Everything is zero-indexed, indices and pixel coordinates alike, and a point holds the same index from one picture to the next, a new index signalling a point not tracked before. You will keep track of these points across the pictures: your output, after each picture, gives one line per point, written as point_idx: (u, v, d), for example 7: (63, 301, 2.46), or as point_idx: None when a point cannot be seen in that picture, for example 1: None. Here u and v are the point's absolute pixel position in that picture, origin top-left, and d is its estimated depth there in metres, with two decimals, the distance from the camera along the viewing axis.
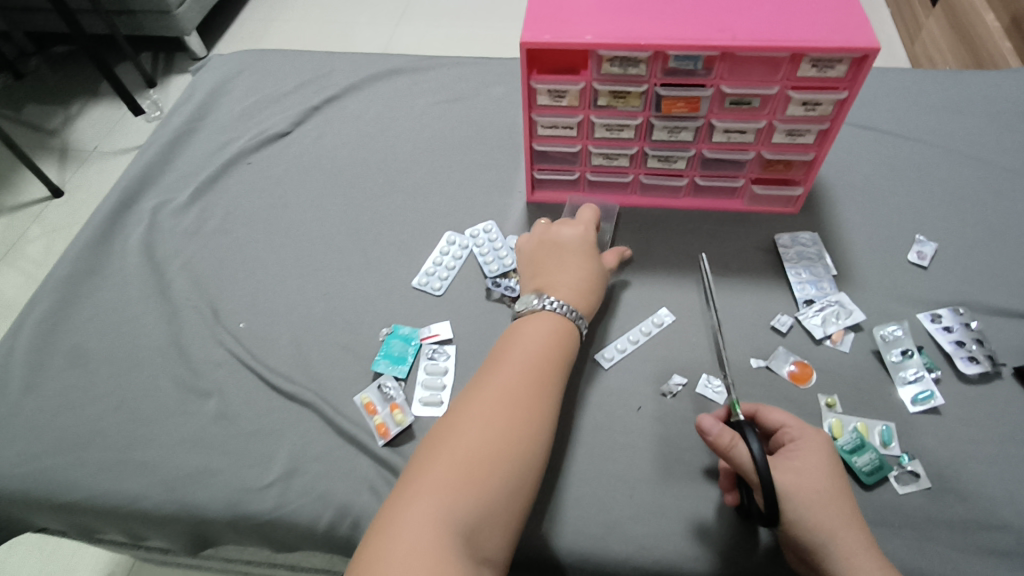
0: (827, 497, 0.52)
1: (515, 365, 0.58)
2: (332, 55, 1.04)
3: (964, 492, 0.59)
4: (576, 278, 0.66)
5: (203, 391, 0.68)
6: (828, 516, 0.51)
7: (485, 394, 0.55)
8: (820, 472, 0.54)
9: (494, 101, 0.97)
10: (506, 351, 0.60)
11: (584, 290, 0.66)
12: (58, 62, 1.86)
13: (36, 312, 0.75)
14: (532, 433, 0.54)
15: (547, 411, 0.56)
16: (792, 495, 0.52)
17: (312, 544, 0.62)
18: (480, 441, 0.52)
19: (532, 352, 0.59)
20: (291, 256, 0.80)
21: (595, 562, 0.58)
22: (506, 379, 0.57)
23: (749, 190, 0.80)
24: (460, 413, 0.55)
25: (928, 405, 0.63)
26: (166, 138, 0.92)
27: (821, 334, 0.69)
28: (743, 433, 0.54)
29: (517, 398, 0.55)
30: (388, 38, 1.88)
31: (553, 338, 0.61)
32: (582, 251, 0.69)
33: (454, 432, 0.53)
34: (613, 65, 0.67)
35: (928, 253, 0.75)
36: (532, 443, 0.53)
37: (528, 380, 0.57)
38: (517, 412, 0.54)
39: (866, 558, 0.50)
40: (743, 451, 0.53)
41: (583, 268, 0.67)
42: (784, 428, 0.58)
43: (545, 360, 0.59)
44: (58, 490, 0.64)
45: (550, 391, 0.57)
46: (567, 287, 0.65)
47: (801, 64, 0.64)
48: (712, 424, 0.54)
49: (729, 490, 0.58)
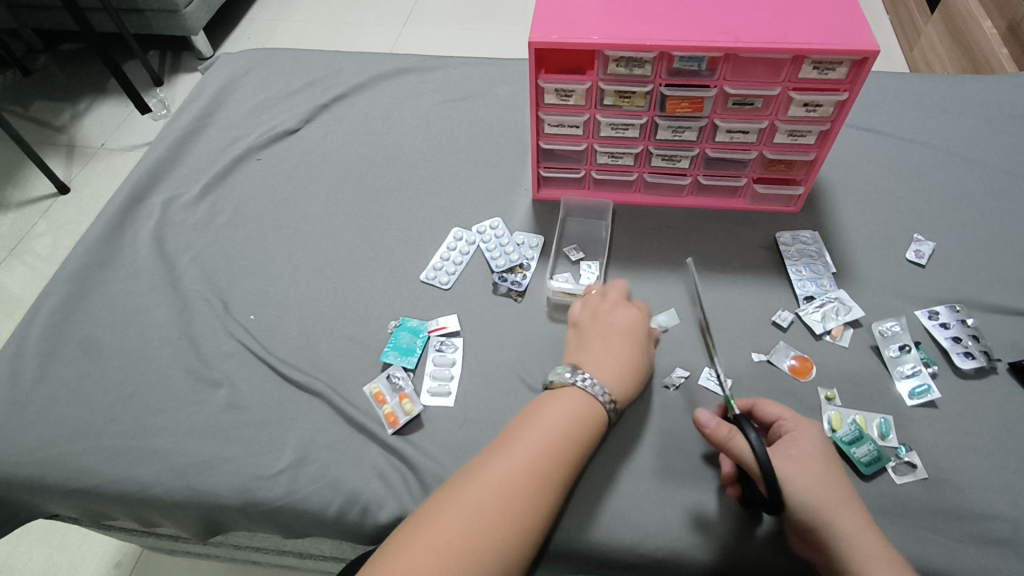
0: (824, 477, 0.54)
1: (531, 441, 0.55)
2: (341, 54, 1.06)
3: (959, 482, 0.60)
4: (628, 371, 0.62)
5: (213, 380, 0.70)
6: (827, 495, 0.53)
7: (489, 470, 0.53)
8: (816, 456, 0.56)
9: (501, 100, 0.99)
10: (528, 427, 0.56)
11: (628, 374, 0.62)
12: (66, 60, 1.88)
13: (49, 303, 0.76)
14: (527, 515, 0.51)
15: (547, 496, 0.53)
16: (791, 478, 0.54)
17: (321, 530, 0.63)
18: (476, 520, 0.50)
19: (551, 430, 0.56)
20: (302, 249, 0.81)
21: (599, 550, 0.59)
22: (517, 456, 0.54)
23: (751, 190, 0.81)
24: (458, 487, 0.52)
25: (925, 398, 0.65)
26: (177, 134, 0.93)
27: (821, 329, 0.70)
28: (740, 426, 0.57)
29: (524, 481, 0.52)
30: (395, 39, 1.90)
31: (573, 427, 0.57)
32: (638, 339, 0.65)
33: (447, 507, 0.51)
34: (619, 65, 0.69)
35: (926, 253, 0.77)
36: (520, 533, 0.51)
37: (539, 461, 0.54)
38: (519, 494, 0.52)
39: (867, 534, 0.52)
40: (740, 442, 0.56)
41: (636, 359, 0.64)
42: (780, 420, 0.59)
43: (564, 442, 0.55)
44: (69, 477, 0.65)
45: (553, 472, 0.54)
46: (611, 369, 0.62)
47: (802, 66, 0.66)
48: (709, 418, 0.57)
49: (730, 483, 0.61)
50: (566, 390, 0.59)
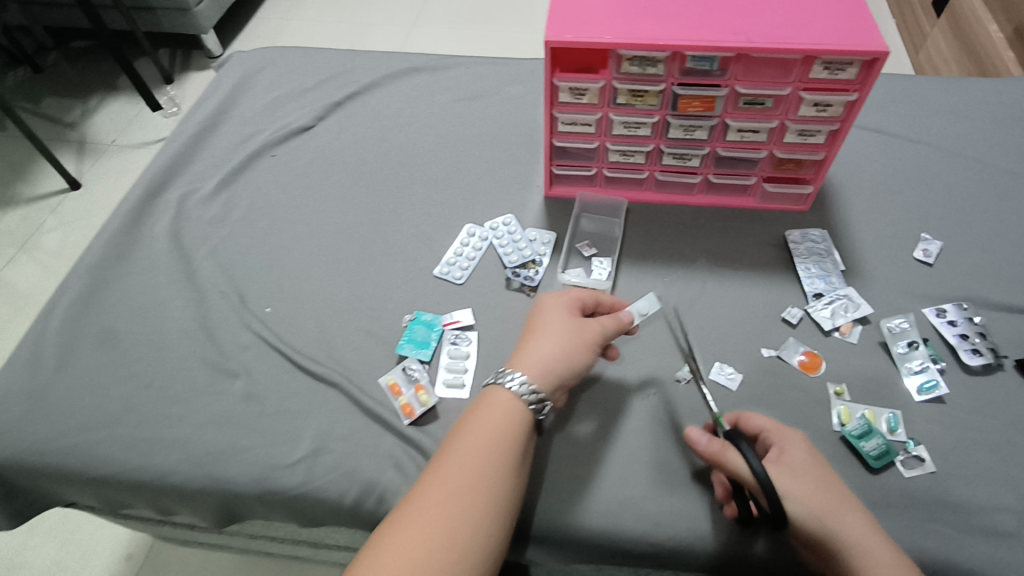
0: (823, 486, 0.54)
1: (488, 436, 0.54)
2: (353, 53, 1.07)
3: (966, 476, 0.61)
4: (564, 366, 0.60)
5: (231, 371, 0.71)
6: (829, 504, 0.52)
7: (452, 459, 0.52)
8: (811, 465, 0.55)
9: (512, 99, 1.00)
10: (479, 422, 0.55)
11: (545, 360, 0.59)
12: (77, 57, 1.90)
13: (68, 296, 0.77)
14: (500, 495, 0.51)
15: (512, 473, 0.53)
16: (790, 491, 0.53)
17: (338, 519, 0.64)
18: (450, 519, 0.48)
19: (504, 425, 0.55)
20: (317, 244, 0.82)
21: (612, 540, 0.61)
22: (478, 452, 0.52)
23: (761, 188, 0.83)
24: (425, 483, 0.51)
25: (933, 394, 0.66)
26: (192, 130, 0.95)
27: (830, 325, 0.71)
28: (733, 440, 0.57)
29: (489, 476, 0.51)
30: (403, 39, 1.91)
31: (511, 412, 0.56)
32: (589, 338, 0.62)
33: (422, 502, 0.49)
34: (633, 64, 0.70)
35: (933, 252, 0.78)
36: (498, 512, 0.50)
37: (499, 456, 0.53)
38: (487, 490, 0.51)
39: (873, 539, 0.51)
40: (734, 456, 0.56)
41: (578, 357, 0.61)
42: (765, 432, 0.59)
43: (517, 436, 0.55)
44: (89, 465, 0.66)
45: (514, 448, 0.54)
46: (525, 356, 0.60)
47: (812, 67, 0.67)
48: (700, 435, 0.58)
49: (728, 501, 0.60)
50: (494, 390, 0.57)
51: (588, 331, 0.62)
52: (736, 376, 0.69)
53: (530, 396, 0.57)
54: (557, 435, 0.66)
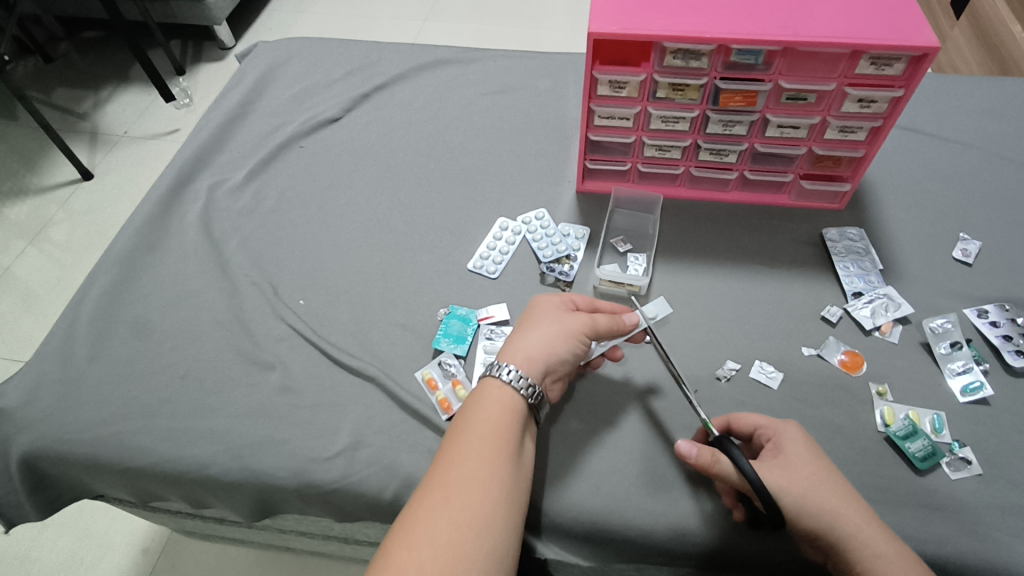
0: (817, 480, 0.53)
1: (481, 431, 0.53)
2: (379, 45, 1.06)
3: (1014, 478, 0.60)
4: (542, 353, 0.59)
5: (266, 363, 0.70)
6: (824, 498, 0.52)
7: (452, 455, 0.51)
8: (805, 459, 0.55)
9: (542, 93, 0.99)
10: (471, 420, 0.54)
11: (530, 351, 0.59)
12: (89, 48, 1.88)
13: (98, 285, 0.77)
14: (507, 487, 0.50)
15: (515, 464, 0.52)
16: (783, 486, 0.53)
17: (377, 513, 0.63)
18: (456, 515, 0.47)
19: (497, 421, 0.54)
20: (348, 237, 0.81)
21: (654, 538, 0.60)
22: (474, 448, 0.52)
23: (797, 186, 0.82)
24: (428, 482, 0.50)
25: (978, 395, 0.65)
26: (220, 120, 0.94)
27: (870, 325, 0.70)
28: (721, 445, 0.56)
29: (488, 469, 0.50)
30: (417, 32, 1.90)
31: (503, 404, 0.55)
32: (576, 329, 0.61)
33: (429, 501, 0.48)
34: (676, 57, 0.69)
35: (973, 252, 0.77)
36: (507, 503, 0.50)
37: (496, 450, 0.52)
38: (488, 482, 0.50)
39: (872, 531, 0.51)
40: (726, 461, 0.55)
41: (559, 346, 0.60)
42: (758, 430, 0.59)
43: (511, 429, 0.54)
44: (124, 456, 0.65)
45: (511, 438, 0.53)
46: (511, 348, 0.60)
47: (859, 62, 0.66)
48: (690, 447, 0.56)
49: (735, 506, 0.59)
50: (488, 381, 0.57)
51: (577, 324, 0.61)
52: (777, 374, 0.68)
53: (526, 387, 0.56)
54: (599, 435, 0.65)
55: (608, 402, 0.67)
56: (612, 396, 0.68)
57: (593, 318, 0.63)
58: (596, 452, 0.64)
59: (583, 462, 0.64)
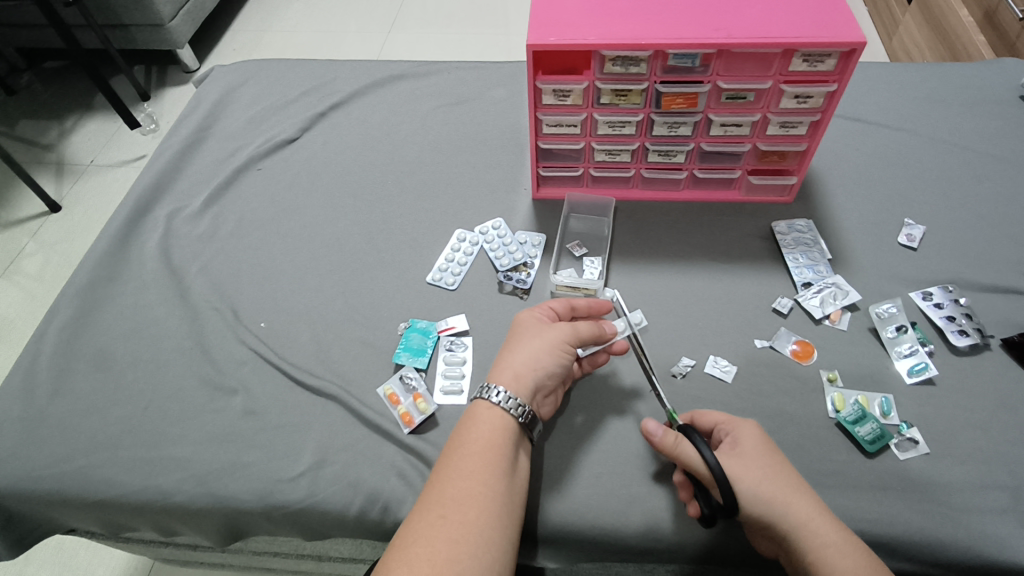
0: (771, 471, 0.55)
1: (475, 449, 0.54)
2: (332, 62, 1.07)
3: (960, 455, 0.63)
4: (529, 369, 0.59)
5: (229, 388, 0.71)
6: (777, 488, 0.54)
7: (449, 474, 0.52)
8: (760, 452, 0.56)
9: (495, 102, 1.00)
10: (465, 439, 0.55)
11: (522, 370, 0.59)
12: (50, 78, 1.87)
13: (58, 320, 0.77)
14: (502, 503, 0.52)
15: (508, 480, 0.53)
16: (739, 477, 0.54)
17: (344, 530, 0.64)
18: (453, 531, 0.49)
19: (490, 437, 0.55)
20: (307, 257, 0.82)
21: (614, 536, 0.61)
22: (469, 466, 0.53)
23: (746, 181, 0.83)
24: (427, 501, 0.51)
25: (924, 375, 0.67)
26: (176, 148, 0.94)
27: (820, 314, 0.72)
28: (686, 433, 0.58)
29: (483, 485, 0.52)
30: (380, 45, 1.91)
31: (496, 424, 0.56)
32: (558, 339, 0.61)
33: (428, 520, 0.49)
34: (615, 64, 0.70)
35: (917, 236, 0.79)
36: (503, 519, 0.51)
37: (490, 466, 0.53)
38: (484, 499, 0.51)
39: (823, 521, 0.52)
40: (688, 448, 0.57)
41: (545, 360, 0.60)
42: (718, 426, 0.60)
43: (505, 446, 0.55)
44: (89, 489, 0.65)
45: (504, 453, 0.55)
46: (503, 369, 0.60)
47: (792, 60, 0.68)
48: (656, 427, 0.58)
49: (691, 501, 0.60)
50: (478, 405, 0.57)
51: (564, 335, 0.62)
52: (730, 368, 0.70)
53: (516, 407, 0.57)
54: (559, 438, 0.66)
55: (569, 404, 0.69)
56: (571, 398, 0.69)
57: (581, 326, 0.63)
58: (557, 456, 0.65)
59: (545, 466, 0.65)
